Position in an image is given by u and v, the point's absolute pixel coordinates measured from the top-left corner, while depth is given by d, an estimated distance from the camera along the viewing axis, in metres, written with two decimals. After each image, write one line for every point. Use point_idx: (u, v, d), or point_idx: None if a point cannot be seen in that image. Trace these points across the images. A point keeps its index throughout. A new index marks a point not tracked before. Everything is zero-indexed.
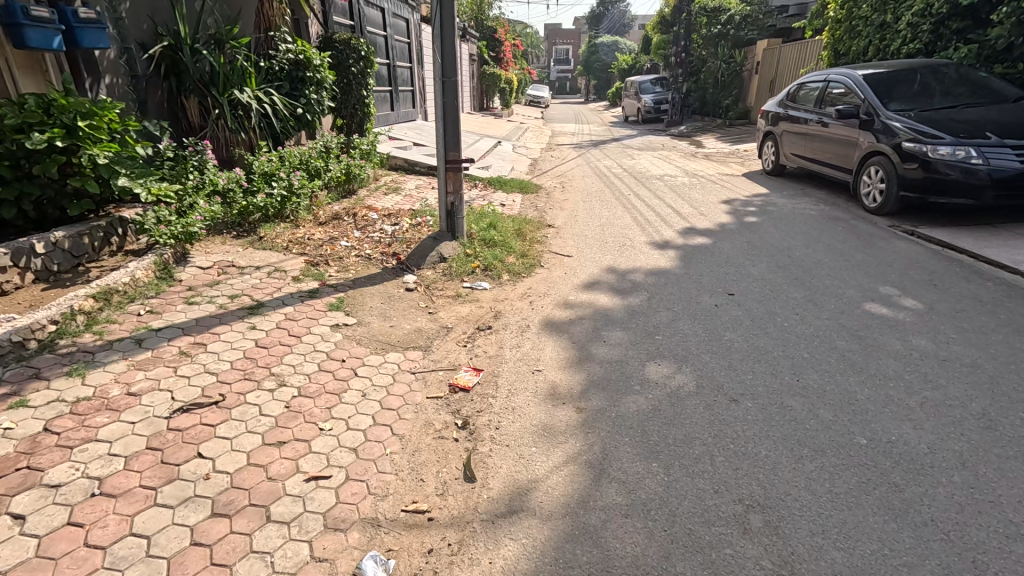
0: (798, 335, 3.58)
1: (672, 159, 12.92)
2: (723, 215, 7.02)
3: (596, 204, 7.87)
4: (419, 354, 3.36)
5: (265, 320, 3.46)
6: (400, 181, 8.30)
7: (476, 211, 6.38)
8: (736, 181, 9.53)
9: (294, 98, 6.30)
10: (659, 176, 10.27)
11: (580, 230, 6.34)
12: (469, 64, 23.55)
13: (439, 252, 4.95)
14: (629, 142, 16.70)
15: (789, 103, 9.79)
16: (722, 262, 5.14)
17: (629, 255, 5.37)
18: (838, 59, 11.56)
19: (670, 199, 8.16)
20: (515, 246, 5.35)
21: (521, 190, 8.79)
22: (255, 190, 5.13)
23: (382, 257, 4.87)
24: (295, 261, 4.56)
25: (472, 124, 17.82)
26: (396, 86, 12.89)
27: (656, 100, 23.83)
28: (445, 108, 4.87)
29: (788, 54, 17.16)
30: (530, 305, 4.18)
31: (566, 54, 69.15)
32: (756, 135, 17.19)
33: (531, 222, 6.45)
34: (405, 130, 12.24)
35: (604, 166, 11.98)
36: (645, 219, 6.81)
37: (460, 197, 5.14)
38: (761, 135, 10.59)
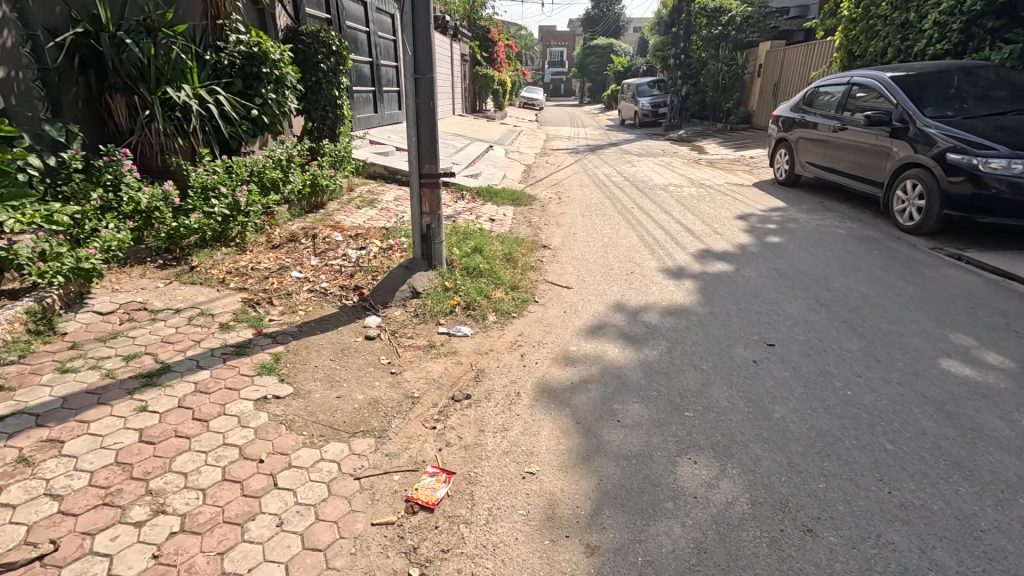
0: (869, 411, 2.74)
1: (675, 166, 12.12)
2: (741, 234, 6.21)
3: (597, 219, 7.03)
4: (370, 445, 2.49)
5: (162, 396, 2.58)
6: (377, 192, 7.42)
7: (459, 231, 5.52)
8: (748, 192, 8.73)
9: (247, 97, 5.40)
10: (663, 186, 9.47)
11: (580, 253, 5.50)
12: (460, 65, 22.67)
13: (411, 285, 4.08)
14: (628, 147, 15.92)
15: (805, 107, 8.99)
16: (751, 297, 4.30)
17: (639, 288, 4.52)
18: (853, 61, 10.83)
19: (678, 213, 7.35)
20: (503, 276, 4.50)
21: (513, 202, 7.94)
22: (190, 210, 4.32)
23: (341, 293, 4.00)
24: (228, 299, 3.68)
25: (462, 128, 16.96)
26: (380, 86, 12.01)
27: (653, 104, 23.09)
28: (418, 110, 3.99)
29: (793, 57, 16.44)
30: (520, 359, 3.33)
31: (560, 56, 68.48)
32: (760, 140, 16.47)
33: (523, 243, 5.60)
34: (389, 133, 11.34)
35: (602, 173, 11.16)
36: (653, 239, 5.98)
37: (438, 218, 4.27)
38: (773, 141, 9.81)
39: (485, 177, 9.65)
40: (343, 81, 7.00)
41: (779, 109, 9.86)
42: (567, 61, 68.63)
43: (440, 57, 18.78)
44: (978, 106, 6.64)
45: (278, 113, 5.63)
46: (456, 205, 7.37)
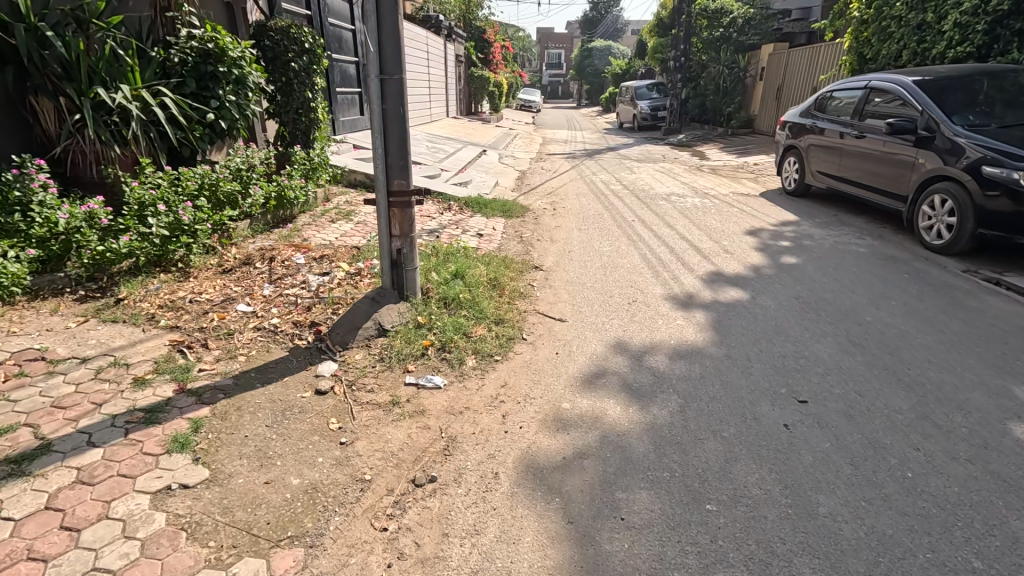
0: (938, 503, 2.17)
1: (677, 173, 11.55)
2: (753, 253, 5.65)
3: (594, 234, 6.44)
4: (296, 561, 1.90)
5: (27, 493, 2.00)
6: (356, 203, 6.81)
7: (441, 252, 4.92)
8: (755, 204, 8.17)
9: (202, 99, 4.80)
10: (665, 196, 8.90)
11: (576, 277, 4.91)
12: (455, 66, 22.12)
13: (377, 322, 3.49)
14: (627, 152, 15.37)
15: (817, 113, 8.43)
16: (772, 335, 3.72)
17: (643, 324, 3.93)
18: (865, 65, 10.29)
19: (683, 227, 6.79)
20: (486, 308, 3.92)
21: (504, 214, 7.37)
22: (122, 230, 3.72)
23: (294, 332, 3.41)
24: (154, 342, 3.09)
25: (456, 131, 16.37)
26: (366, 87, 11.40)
27: (653, 107, 22.58)
28: (385, 115, 3.40)
29: (797, 61, 15.95)
30: (501, 422, 2.74)
31: (558, 58, 67.97)
32: (763, 146, 15.95)
33: (513, 266, 5.01)
34: None
35: (601, 180, 10.59)
36: (657, 259, 5.40)
37: (410, 241, 3.67)
38: (781, 149, 9.26)
39: (475, 185, 9.04)
40: (317, 83, 6.39)
41: (788, 114, 9.30)
42: (565, 63, 68.10)
43: (433, 57, 18.18)
44: (1009, 114, 6.10)
45: (238, 117, 5.03)
46: (442, 218, 6.77)
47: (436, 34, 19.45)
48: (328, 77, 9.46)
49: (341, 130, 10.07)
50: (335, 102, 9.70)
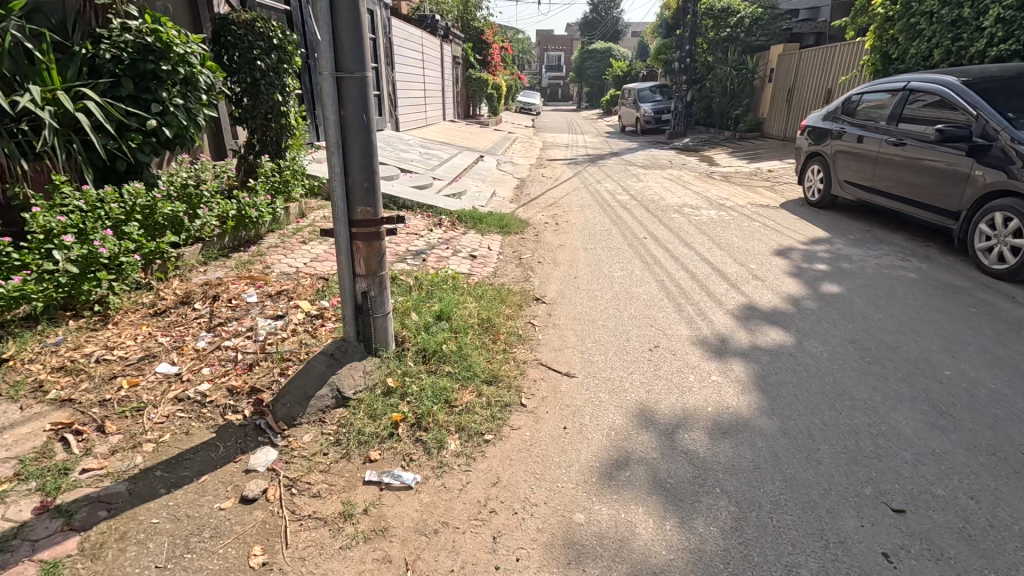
0: None
1: (687, 181, 10.83)
2: (786, 280, 4.91)
3: (603, 255, 5.71)
4: None
5: None
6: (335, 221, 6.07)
7: (425, 283, 4.18)
8: (778, 218, 7.43)
9: (142, 103, 4.06)
10: (677, 207, 8.18)
11: (586, 312, 4.17)
12: (452, 68, 21.39)
13: (335, 388, 2.74)
14: (632, 157, 14.65)
15: (844, 117, 7.69)
16: (834, 397, 2.98)
17: (670, 381, 3.17)
18: (889, 65, 9.59)
19: (702, 246, 6.06)
20: (476, 360, 3.16)
21: (501, 229, 6.63)
22: (18, 268, 2.97)
23: (226, 404, 2.64)
24: (32, 428, 2.33)
25: (452, 135, 15.64)
26: None
27: (656, 110, 21.88)
28: (343, 123, 2.63)
29: (809, 62, 15.25)
30: (491, 550, 2.00)
31: (558, 61, 67.33)
32: (774, 150, 15.23)
33: (510, 299, 4.26)
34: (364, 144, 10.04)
35: (606, 189, 9.87)
36: (678, 289, 4.66)
37: (380, 281, 2.92)
38: (802, 155, 8.51)
39: (470, 196, 8.30)
40: (288, 85, 5.65)
41: (810, 118, 8.56)
42: (564, 65, 67.41)
43: (429, 58, 17.45)
44: None
45: (186, 124, 4.26)
46: (432, 236, 6.04)
47: (432, 34, 18.71)
48: (310, 79, 8.76)
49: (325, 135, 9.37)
50: (318, 106, 9.01)
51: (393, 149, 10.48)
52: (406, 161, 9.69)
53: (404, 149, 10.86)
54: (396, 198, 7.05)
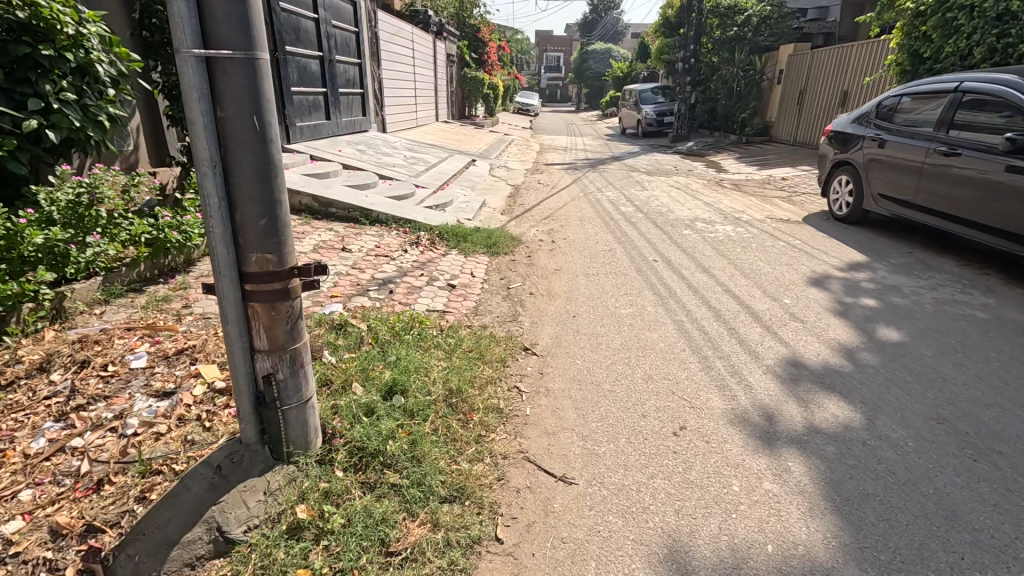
0: None
1: (695, 190, 9.96)
2: (832, 322, 4.03)
3: (607, 284, 4.82)
4: None
5: None
6: None
7: (382, 332, 3.29)
8: (804, 236, 6.56)
9: (17, 98, 3.16)
10: (689, 222, 7.31)
11: (588, 369, 3.27)
12: (446, 67, 20.47)
13: (214, 525, 1.82)
14: (634, 162, 13.78)
15: (878, 122, 6.83)
16: (944, 526, 2.09)
17: (707, 494, 2.26)
18: (920, 65, 8.74)
19: (723, 272, 5.18)
20: (435, 461, 2.26)
21: (488, 248, 5.74)
22: None
23: (38, 559, 1.72)
24: None
25: (443, 137, 14.74)
26: (333, 87, 9.81)
27: (658, 111, 21.04)
28: (221, 129, 1.72)
29: (822, 62, 14.45)
30: None
31: (556, 61, 66.46)
32: (784, 156, 14.41)
33: (491, 350, 3.37)
34: (343, 149, 9.15)
35: (608, 199, 8.99)
36: (702, 335, 3.77)
37: (291, 357, 2.02)
38: (827, 164, 7.64)
39: (455, 207, 7.38)
40: None
41: (836, 122, 7.68)
42: (563, 66, 66.53)
43: (420, 55, 16.54)
44: None
45: (80, 125, 3.35)
46: (405, 257, 5.15)
47: (424, 31, 17.79)
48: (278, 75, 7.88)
49: (297, 138, 8.47)
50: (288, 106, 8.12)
51: (374, 153, 9.58)
52: (388, 167, 8.79)
53: (388, 153, 9.96)
54: (370, 211, 6.15)
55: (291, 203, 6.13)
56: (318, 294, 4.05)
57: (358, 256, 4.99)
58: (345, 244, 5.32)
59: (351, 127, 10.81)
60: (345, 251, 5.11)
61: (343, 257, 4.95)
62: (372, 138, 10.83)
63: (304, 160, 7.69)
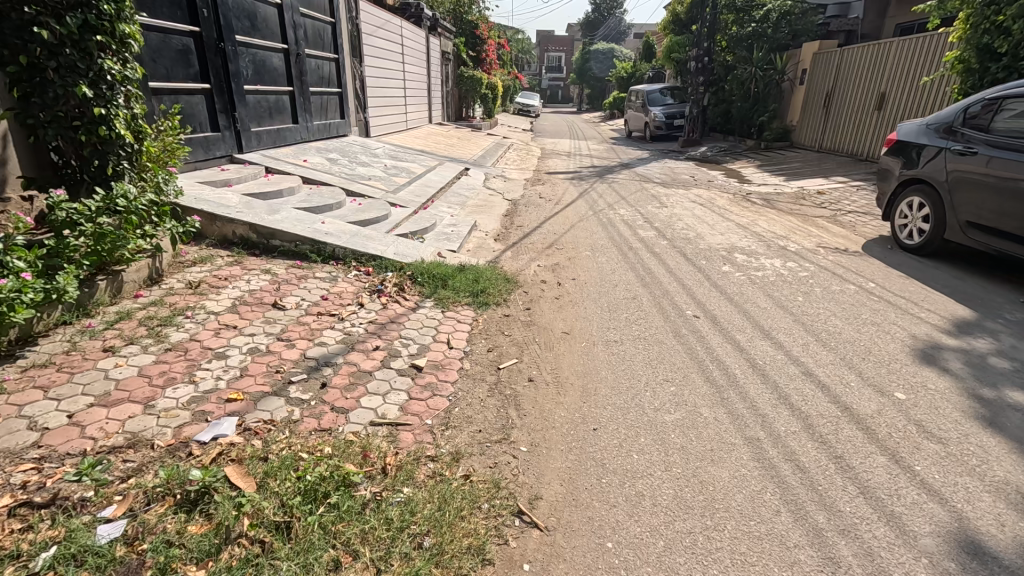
0: None
1: (721, 207, 8.58)
2: (984, 442, 2.66)
3: (637, 360, 3.46)
4: None
5: None
6: (205, 294, 3.82)
7: (275, 504, 1.93)
8: (875, 276, 5.21)
9: None
10: (725, 253, 5.95)
11: (627, 570, 1.91)
12: (440, 65, 19.05)
13: None
14: (646, 171, 12.42)
15: (967, 131, 5.49)
16: None
17: None
18: (994, 63, 7.37)
19: (792, 338, 3.81)
20: None
21: (475, 297, 4.39)
22: None
23: None
24: None
25: (434, 141, 13.37)
26: (301, 86, 8.44)
27: (667, 114, 19.68)
28: None
29: (854, 61, 13.11)
30: None
31: (557, 61, 65.06)
32: (811, 164, 13.06)
33: (462, 529, 2.00)
34: (309, 158, 7.79)
35: (621, 219, 7.63)
36: (798, 475, 2.41)
37: None
38: (892, 182, 6.29)
39: (437, 233, 6.02)
40: (107, 70, 3.37)
41: (903, 130, 6.33)
42: (564, 66, 65.14)
43: (412, 51, 15.14)
44: None
45: None
46: (359, 317, 3.79)
47: (416, 26, 16.38)
48: (226, 71, 6.52)
49: (252, 146, 7.11)
50: (239, 107, 6.77)
51: (348, 163, 8.21)
52: (361, 181, 7.43)
53: (364, 162, 8.59)
54: (323, 244, 4.77)
55: (223, 234, 4.77)
56: (208, 396, 2.69)
57: (292, 318, 3.63)
58: (280, 296, 3.96)
59: (325, 132, 9.46)
60: (277, 308, 3.76)
61: (271, 318, 3.60)
62: (348, 144, 9.46)
63: (255, 175, 6.33)
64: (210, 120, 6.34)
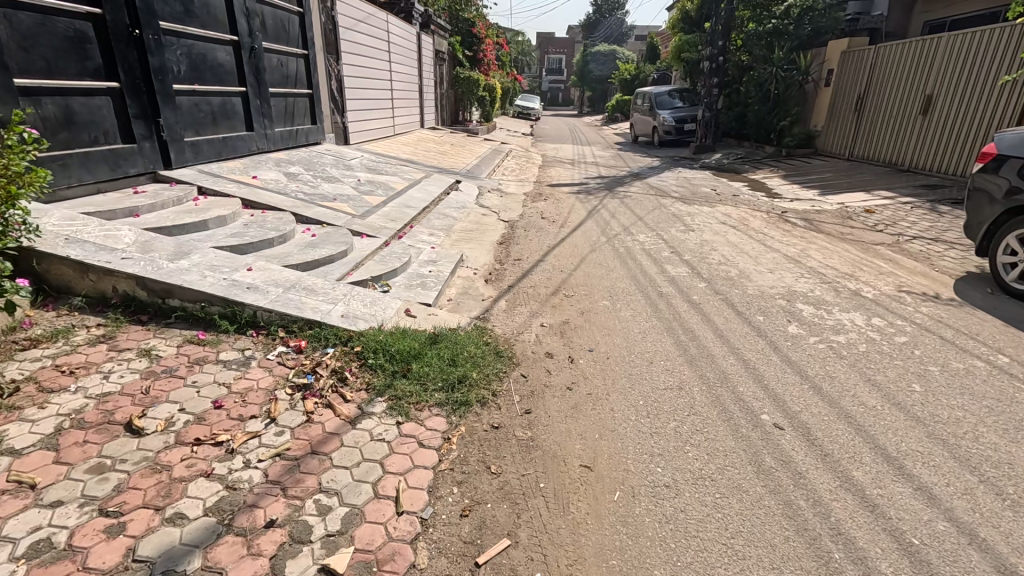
0: None
1: (758, 230, 7.20)
2: None
3: (711, 535, 2.09)
4: None
5: None
6: (19, 409, 2.44)
7: None
8: (1000, 342, 3.85)
9: None
10: (784, 302, 4.57)
11: None
12: (433, 65, 17.72)
13: None
14: (661, 183, 11.05)
15: None
16: None
17: None
18: None
19: (943, 478, 2.42)
20: None
21: (451, 389, 3.02)
22: None
23: None
24: None
25: (423, 149, 12.02)
26: (256, 85, 7.07)
27: (678, 117, 18.34)
28: None
29: (892, 60, 11.77)
30: None
31: (558, 62, 63.72)
32: (845, 174, 11.70)
33: None
34: (262, 174, 6.41)
35: (642, 248, 6.25)
36: None
37: None
38: (994, 208, 4.91)
39: (410, 276, 4.64)
40: None
41: (1003, 138, 4.96)
42: (565, 68, 63.91)
43: (400, 49, 13.78)
44: None
45: None
46: (259, 448, 2.39)
47: (407, 22, 15.06)
48: (145, 65, 5.15)
49: (186, 159, 5.74)
50: (166, 111, 5.41)
51: (311, 179, 6.84)
52: (322, 202, 6.07)
53: (332, 177, 7.22)
54: (239, 306, 3.39)
55: (98, 292, 3.40)
56: None
57: (144, 457, 2.24)
58: (147, 405, 2.57)
59: (290, 140, 8.10)
60: (130, 435, 2.37)
61: (109, 458, 2.21)
62: (317, 155, 8.09)
63: (179, 199, 4.96)
64: (123, 128, 4.98)
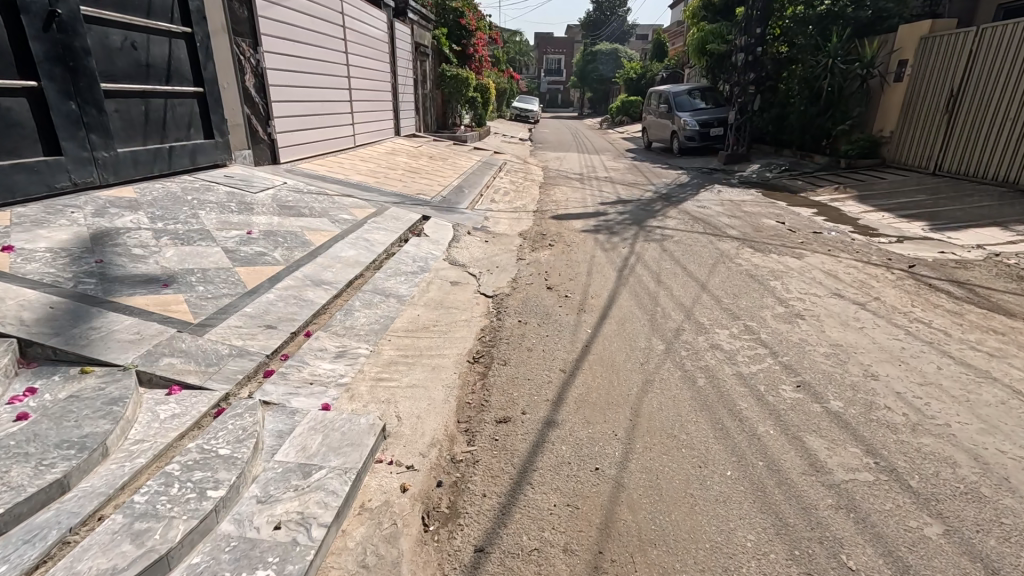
0: None
1: (907, 312, 4.34)
2: None
3: None
4: None
5: None
6: None
7: None
8: None
9: None
10: None
11: None
12: (413, 62, 14.89)
13: None
14: (704, 211, 8.21)
15: None
16: None
17: None
18: None
19: None
20: None
21: None
22: None
23: None
24: None
25: (388, 167, 9.17)
26: (65, 76, 4.21)
27: (702, 120, 15.51)
28: None
29: (1000, 46, 8.98)
30: None
31: (557, 62, 61.03)
32: (947, 196, 8.84)
33: None
34: (38, 236, 3.51)
35: (735, 371, 3.37)
36: None
37: None
38: None
39: (201, 572, 1.72)
40: None
41: None
42: (564, 69, 61.46)
43: (363, 38, 10.93)
44: None
45: None
46: None
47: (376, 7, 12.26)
48: None
49: None
50: None
51: (148, 239, 3.94)
52: (131, 295, 3.18)
53: (197, 231, 4.32)
54: None
55: None
56: None
57: None
58: None
59: (157, 164, 5.25)
60: None
61: None
62: (197, 189, 5.24)
63: None
64: None
